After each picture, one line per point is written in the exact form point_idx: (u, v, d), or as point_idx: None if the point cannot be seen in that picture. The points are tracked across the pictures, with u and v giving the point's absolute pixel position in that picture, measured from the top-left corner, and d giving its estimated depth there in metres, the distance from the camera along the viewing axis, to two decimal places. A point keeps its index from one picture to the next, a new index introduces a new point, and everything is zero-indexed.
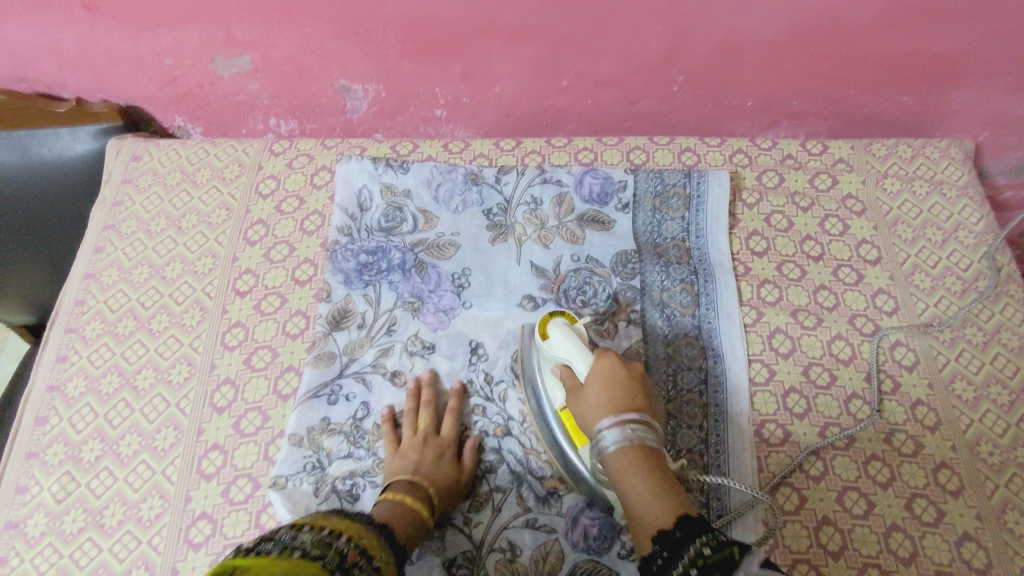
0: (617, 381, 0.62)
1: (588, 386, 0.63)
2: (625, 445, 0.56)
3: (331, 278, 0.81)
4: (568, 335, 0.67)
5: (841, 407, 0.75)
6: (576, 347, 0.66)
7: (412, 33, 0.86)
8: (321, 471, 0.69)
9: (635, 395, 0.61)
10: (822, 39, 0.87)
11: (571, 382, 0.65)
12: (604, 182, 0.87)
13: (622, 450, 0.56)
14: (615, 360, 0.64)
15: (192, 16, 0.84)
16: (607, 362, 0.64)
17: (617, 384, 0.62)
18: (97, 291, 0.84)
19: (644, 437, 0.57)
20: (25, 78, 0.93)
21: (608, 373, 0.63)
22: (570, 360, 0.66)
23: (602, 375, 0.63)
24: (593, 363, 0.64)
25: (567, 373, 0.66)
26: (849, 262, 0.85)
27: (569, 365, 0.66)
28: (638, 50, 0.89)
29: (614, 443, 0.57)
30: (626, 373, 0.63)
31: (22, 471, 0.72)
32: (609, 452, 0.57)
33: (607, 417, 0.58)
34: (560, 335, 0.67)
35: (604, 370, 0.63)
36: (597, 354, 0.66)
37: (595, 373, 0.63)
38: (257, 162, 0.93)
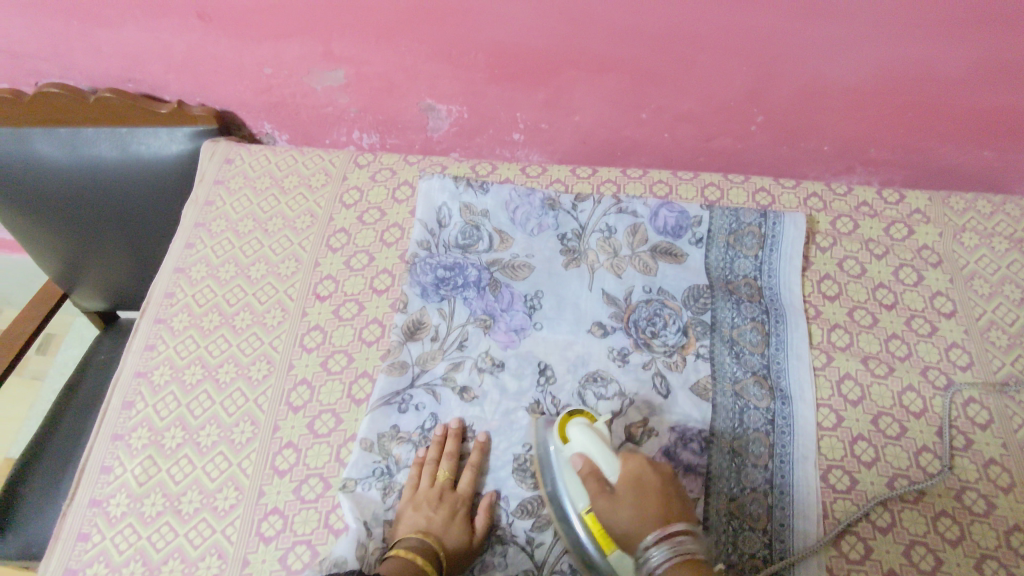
0: (651, 488, 0.61)
1: (622, 493, 0.60)
2: (679, 563, 0.55)
3: (409, 289, 0.83)
4: (592, 435, 0.64)
5: (910, 460, 0.74)
6: (602, 448, 0.63)
7: (503, 59, 0.89)
8: (389, 477, 0.71)
9: (669, 501, 0.60)
10: (908, 89, 0.88)
11: (599, 487, 0.61)
12: (680, 215, 0.88)
13: (677, 569, 0.55)
14: (646, 464, 0.62)
15: (298, 30, 0.88)
16: (638, 467, 0.62)
17: (652, 491, 0.60)
18: (186, 284, 0.88)
19: (694, 549, 0.56)
20: (133, 79, 0.98)
21: (638, 477, 0.61)
22: (598, 462, 0.63)
23: (639, 481, 0.61)
24: (624, 466, 0.62)
25: (594, 477, 0.62)
26: (922, 313, 0.85)
27: (595, 467, 0.63)
28: (722, 88, 0.90)
29: (666, 563, 0.55)
30: (654, 476, 0.62)
31: (107, 451, 0.75)
32: (662, 572, 0.55)
33: (655, 533, 0.57)
34: (584, 435, 0.64)
35: (638, 475, 0.61)
36: (623, 456, 0.63)
37: (628, 478, 0.61)
38: (342, 172, 0.96)
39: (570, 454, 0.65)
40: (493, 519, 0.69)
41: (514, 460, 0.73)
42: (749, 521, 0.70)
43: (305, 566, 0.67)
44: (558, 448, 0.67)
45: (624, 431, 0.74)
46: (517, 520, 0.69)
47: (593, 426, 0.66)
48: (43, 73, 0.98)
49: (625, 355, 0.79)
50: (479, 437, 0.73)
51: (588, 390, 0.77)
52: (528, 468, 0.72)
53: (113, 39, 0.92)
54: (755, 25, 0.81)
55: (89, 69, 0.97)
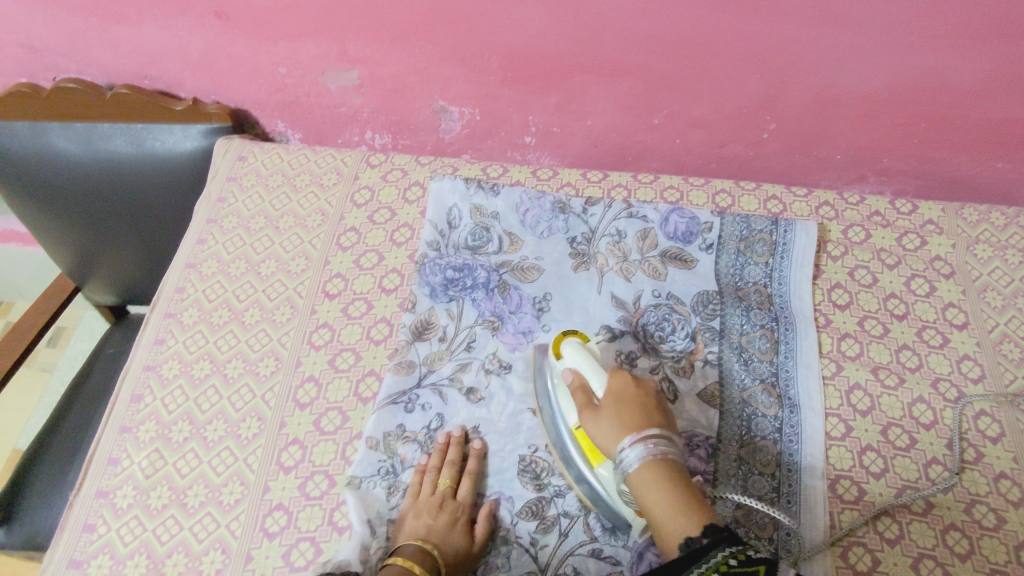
0: (632, 398, 0.63)
1: (606, 404, 0.63)
2: (650, 462, 0.57)
3: (418, 289, 0.84)
4: (582, 352, 0.68)
5: (919, 472, 0.73)
6: (591, 363, 0.67)
7: (516, 62, 0.90)
8: (394, 476, 0.71)
9: (650, 410, 0.62)
10: (921, 99, 0.87)
11: (586, 399, 0.66)
12: (690, 221, 0.88)
13: (647, 467, 0.57)
14: (631, 379, 0.65)
15: (313, 30, 0.89)
16: (623, 380, 0.65)
17: (633, 401, 0.63)
18: (197, 280, 0.88)
19: (667, 451, 0.58)
20: (149, 76, 0.99)
21: (623, 391, 0.64)
22: (587, 378, 0.67)
23: (621, 393, 0.64)
24: (609, 379, 0.65)
25: (582, 391, 0.66)
26: (934, 324, 0.84)
27: (584, 382, 0.67)
28: (734, 95, 0.90)
29: (638, 460, 0.57)
30: (640, 391, 0.64)
31: (115, 444, 0.76)
32: (633, 470, 0.58)
33: (628, 436, 0.59)
34: (574, 353, 0.68)
35: (621, 388, 0.64)
36: (612, 373, 0.66)
37: (612, 391, 0.64)
38: (354, 172, 0.97)
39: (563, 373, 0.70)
40: (493, 527, 0.69)
41: (520, 462, 0.73)
42: (755, 530, 0.69)
43: (308, 563, 0.67)
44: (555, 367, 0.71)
45: None
46: (522, 521, 0.69)
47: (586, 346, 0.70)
48: (61, 68, 0.99)
49: (632, 359, 0.79)
50: (474, 444, 0.73)
51: None
52: (533, 470, 0.72)
53: (132, 37, 0.93)
54: (770, 33, 0.81)
55: (107, 65, 0.98)
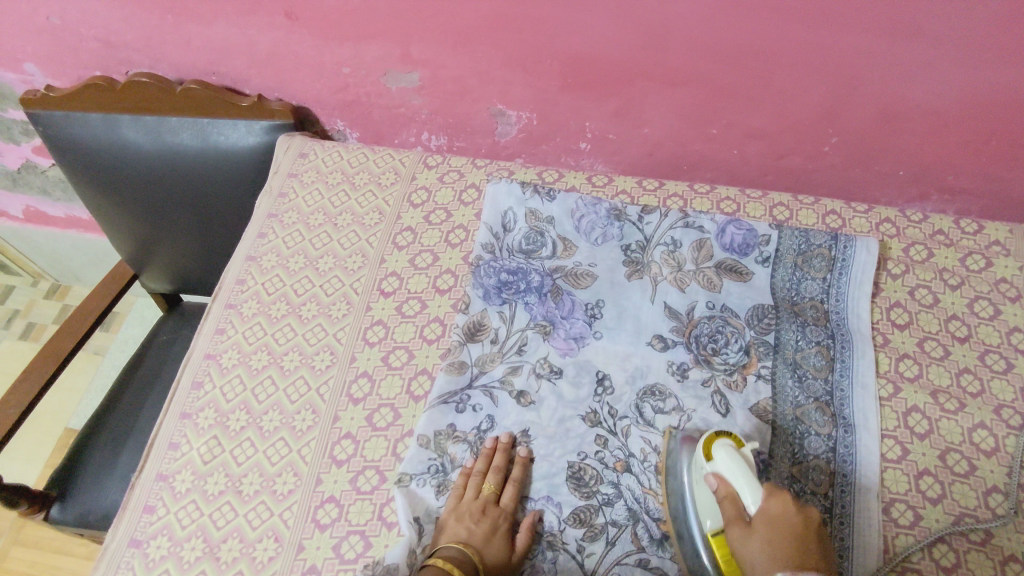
0: (790, 527, 0.57)
1: (758, 526, 0.58)
2: None
3: (471, 291, 0.84)
4: (738, 459, 0.62)
5: (979, 499, 0.71)
6: (746, 475, 0.61)
7: (577, 69, 0.90)
8: (444, 475, 0.72)
9: (808, 547, 0.57)
10: (994, 117, 0.85)
11: (736, 512, 0.60)
12: (748, 233, 0.87)
13: None
14: (791, 505, 0.59)
15: (378, 32, 0.91)
16: (780, 503, 0.59)
17: (790, 531, 0.57)
18: (257, 273, 0.90)
19: None
20: (217, 73, 1.02)
21: (777, 518, 0.58)
22: (737, 490, 0.61)
23: (777, 519, 0.58)
24: (764, 498, 0.59)
25: (731, 501, 0.61)
26: (997, 348, 0.81)
27: (733, 492, 0.61)
28: (798, 107, 0.89)
29: None
30: (799, 520, 0.58)
31: (176, 429, 0.78)
32: None
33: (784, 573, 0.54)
34: (728, 457, 0.62)
35: (777, 513, 0.58)
36: (767, 490, 0.60)
37: (767, 513, 0.58)
38: (412, 172, 0.99)
39: (709, 474, 0.64)
40: (535, 535, 0.69)
41: (568, 468, 0.73)
42: None
43: (358, 556, 0.68)
44: (698, 464, 0.66)
45: None
46: (569, 528, 0.69)
47: (740, 451, 0.64)
48: (134, 63, 1.02)
49: (684, 370, 0.78)
50: (521, 452, 0.73)
51: (646, 403, 0.76)
52: (581, 477, 0.72)
53: (203, 34, 0.96)
54: (836, 45, 0.80)
55: (178, 61, 1.01)
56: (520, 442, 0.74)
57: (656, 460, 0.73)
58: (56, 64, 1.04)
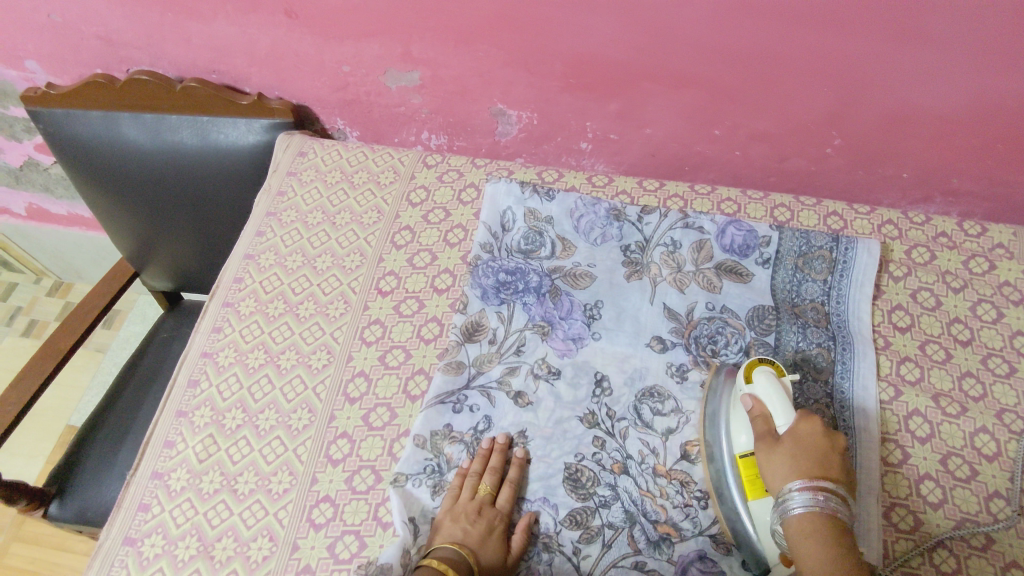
0: (816, 446, 0.62)
1: (786, 440, 0.62)
2: (815, 512, 0.57)
3: (470, 290, 0.84)
4: (776, 383, 0.66)
5: (980, 504, 0.70)
6: (783, 398, 0.65)
7: (578, 69, 0.89)
8: (440, 476, 0.72)
9: (831, 465, 0.61)
10: (1001, 121, 0.84)
11: (766, 429, 0.64)
12: (748, 234, 0.87)
13: (811, 516, 0.57)
14: (821, 428, 0.63)
15: (379, 31, 0.90)
16: (812, 426, 0.63)
17: (815, 451, 0.61)
18: (255, 271, 0.90)
19: (836, 508, 0.58)
20: (218, 71, 1.02)
21: (806, 437, 0.62)
22: (771, 410, 0.65)
23: (806, 437, 0.62)
24: (797, 419, 0.63)
25: (763, 419, 0.65)
26: (1000, 352, 0.81)
27: (766, 412, 0.65)
28: (802, 109, 0.89)
29: (801, 507, 0.57)
30: (826, 442, 0.62)
31: (171, 427, 0.78)
32: (794, 514, 0.58)
33: (802, 480, 0.58)
34: (767, 381, 0.66)
35: (806, 433, 0.62)
36: (800, 413, 0.65)
37: (796, 431, 0.63)
38: (411, 171, 0.98)
39: (745, 396, 0.68)
40: (530, 536, 0.69)
41: (565, 469, 0.72)
42: None
43: (352, 556, 0.67)
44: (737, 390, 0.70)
45: (679, 449, 0.73)
46: (565, 530, 0.69)
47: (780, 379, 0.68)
48: (135, 61, 1.02)
49: (683, 372, 0.78)
50: (518, 453, 0.73)
51: (644, 404, 0.76)
52: (578, 478, 0.71)
53: (204, 33, 0.95)
54: (841, 48, 0.79)
55: (179, 59, 1.01)
56: (516, 442, 0.74)
57: (653, 461, 0.72)
58: (57, 61, 1.04)
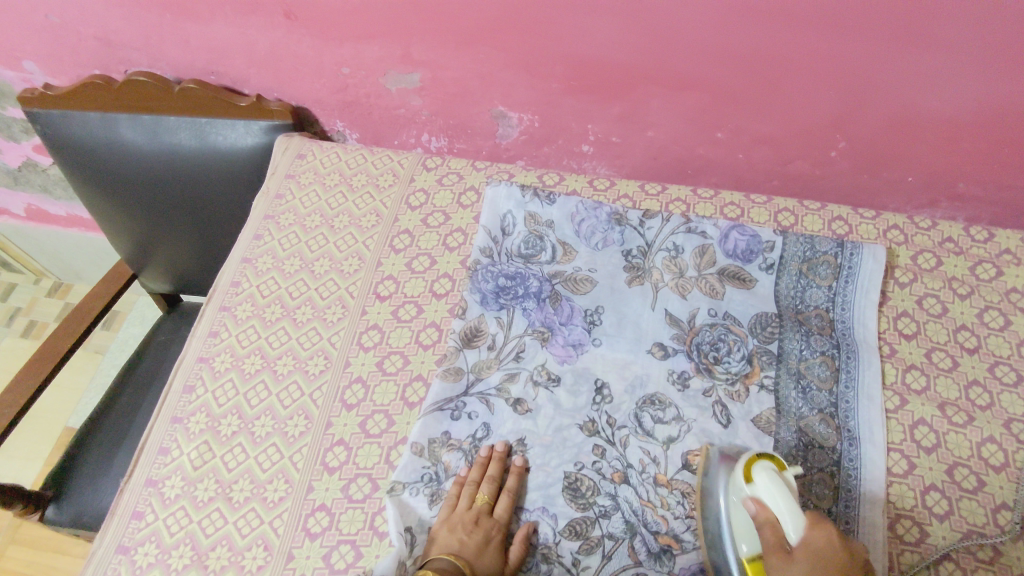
0: (833, 560, 0.56)
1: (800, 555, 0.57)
2: None
3: (469, 296, 0.83)
4: (781, 485, 0.60)
5: (987, 516, 0.69)
6: (789, 503, 0.59)
7: (580, 71, 0.88)
8: (438, 484, 0.71)
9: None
10: (1010, 125, 0.83)
11: (776, 540, 0.58)
12: (752, 239, 0.85)
13: None
14: (833, 535, 0.58)
15: (378, 33, 0.89)
16: (824, 535, 0.57)
17: (833, 565, 0.56)
18: (252, 275, 0.89)
19: None
20: (216, 72, 1.01)
21: (821, 550, 0.56)
22: (778, 517, 0.59)
23: (821, 551, 0.56)
24: (807, 529, 0.58)
25: (771, 529, 0.59)
26: (1008, 360, 0.79)
27: (773, 518, 0.59)
28: (806, 113, 0.88)
29: None
30: (840, 551, 0.57)
31: (167, 433, 0.77)
32: None
33: None
34: (771, 483, 0.60)
35: (821, 544, 0.57)
36: (810, 519, 0.58)
37: (809, 544, 0.57)
38: (410, 174, 0.97)
39: (748, 496, 0.61)
40: (529, 547, 0.68)
41: (565, 478, 0.71)
42: None
43: (348, 566, 0.67)
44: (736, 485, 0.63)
45: (681, 458, 0.71)
46: (564, 541, 0.68)
47: (782, 476, 0.61)
48: (133, 62, 1.01)
49: (685, 380, 0.77)
50: (516, 461, 0.72)
51: (645, 413, 0.74)
52: (578, 487, 0.70)
53: (202, 33, 0.94)
54: (846, 51, 0.78)
55: (177, 61, 1.00)
56: (514, 452, 0.73)
57: (654, 471, 0.71)
58: (55, 62, 1.03)
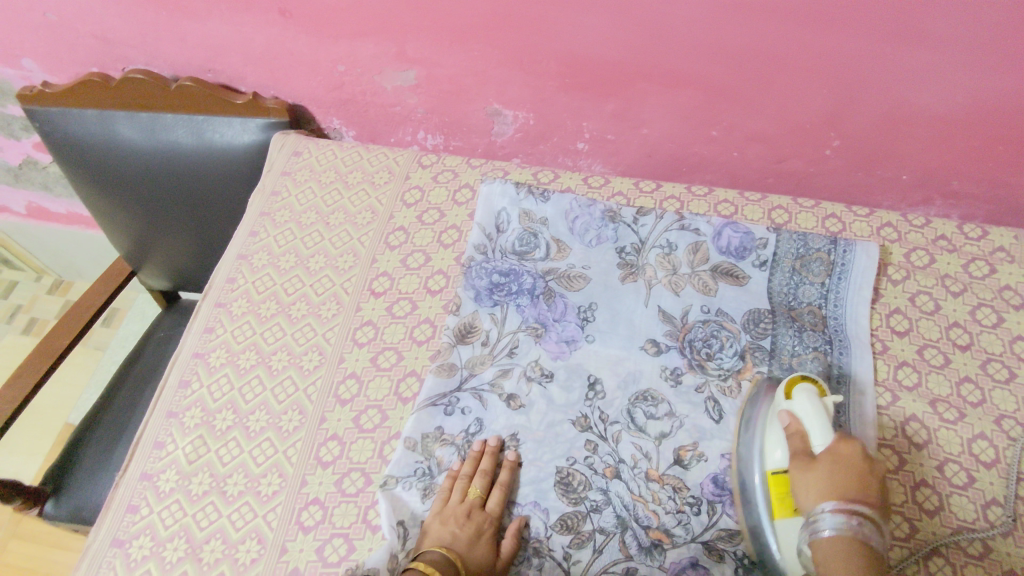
0: (853, 470, 0.61)
1: (823, 460, 0.61)
2: (844, 539, 0.56)
3: (463, 292, 0.83)
4: (817, 403, 0.64)
5: (977, 512, 0.69)
6: (821, 417, 0.63)
7: (574, 68, 0.89)
8: (430, 479, 0.71)
9: (865, 490, 0.60)
10: (1004, 123, 0.83)
11: (803, 448, 0.63)
12: (745, 236, 0.86)
13: (841, 541, 0.56)
14: (858, 451, 0.62)
15: (372, 30, 0.90)
16: (849, 448, 0.62)
17: (853, 473, 0.61)
18: (248, 271, 0.90)
19: (867, 535, 0.57)
20: (213, 70, 1.01)
21: (844, 461, 0.61)
22: (808, 429, 0.63)
23: (843, 459, 0.61)
24: (835, 441, 0.62)
25: (800, 437, 0.64)
26: (1000, 357, 0.79)
27: (803, 429, 0.64)
28: (799, 111, 0.88)
29: (832, 531, 0.57)
30: (863, 467, 0.61)
31: (162, 428, 0.78)
32: (823, 536, 0.57)
33: (835, 501, 0.58)
34: (808, 399, 0.64)
35: (845, 454, 0.62)
36: (838, 435, 0.63)
37: (834, 452, 0.61)
38: (405, 171, 0.98)
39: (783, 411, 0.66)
40: (521, 540, 0.68)
41: (556, 472, 0.71)
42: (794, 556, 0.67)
43: (340, 559, 0.67)
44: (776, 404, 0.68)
45: (673, 454, 0.72)
46: (556, 535, 0.68)
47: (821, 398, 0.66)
48: (130, 59, 1.02)
49: (678, 375, 0.77)
50: (509, 456, 0.72)
51: (638, 408, 0.75)
52: (570, 482, 0.71)
53: (199, 31, 0.95)
54: (839, 47, 0.78)
55: (174, 58, 1.00)
56: (506, 447, 0.73)
57: (646, 466, 0.71)
58: (53, 59, 1.04)
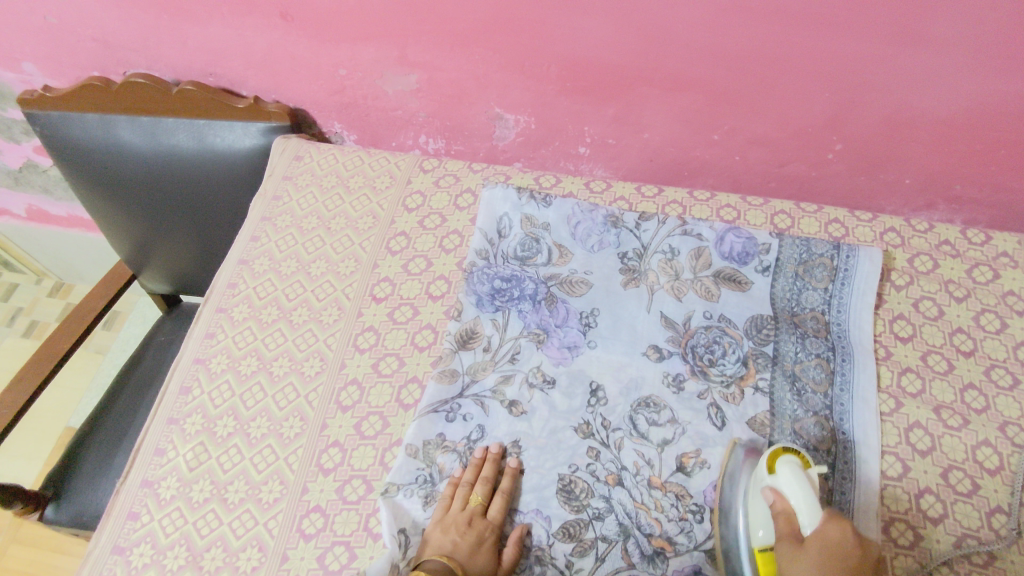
0: (846, 555, 0.56)
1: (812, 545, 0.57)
2: None
3: (464, 298, 0.83)
4: (799, 477, 0.61)
5: (982, 520, 0.69)
6: (807, 493, 0.60)
7: (575, 72, 0.88)
8: (432, 486, 0.71)
9: None
10: (1007, 126, 0.83)
11: (789, 530, 0.59)
12: (747, 242, 0.85)
13: None
14: (850, 532, 0.57)
15: (373, 34, 0.89)
16: (840, 529, 0.57)
17: (844, 559, 0.56)
18: (249, 276, 0.90)
19: None
20: (214, 74, 1.01)
21: (835, 545, 0.57)
22: (794, 508, 0.60)
23: (833, 543, 0.56)
24: (823, 521, 0.58)
25: (786, 518, 0.60)
26: (1004, 363, 0.79)
27: (790, 509, 0.60)
28: (802, 114, 0.88)
29: None
30: (857, 553, 0.57)
31: (163, 434, 0.78)
32: None
33: None
34: (791, 474, 0.61)
35: (835, 537, 0.57)
36: (827, 515, 0.59)
37: (823, 535, 0.57)
38: (407, 176, 0.97)
39: (769, 488, 0.63)
40: (522, 548, 0.68)
41: (559, 480, 0.71)
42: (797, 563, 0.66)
43: (342, 567, 0.67)
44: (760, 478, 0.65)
45: (675, 461, 0.71)
46: (557, 543, 0.68)
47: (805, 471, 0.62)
48: (131, 63, 1.02)
49: (680, 382, 0.77)
50: (511, 463, 0.72)
51: (640, 415, 0.74)
52: (571, 490, 0.70)
53: (200, 35, 0.95)
54: (841, 50, 0.78)
55: (175, 62, 1.00)
56: (507, 455, 0.73)
57: (649, 474, 0.71)
58: (54, 63, 1.04)
